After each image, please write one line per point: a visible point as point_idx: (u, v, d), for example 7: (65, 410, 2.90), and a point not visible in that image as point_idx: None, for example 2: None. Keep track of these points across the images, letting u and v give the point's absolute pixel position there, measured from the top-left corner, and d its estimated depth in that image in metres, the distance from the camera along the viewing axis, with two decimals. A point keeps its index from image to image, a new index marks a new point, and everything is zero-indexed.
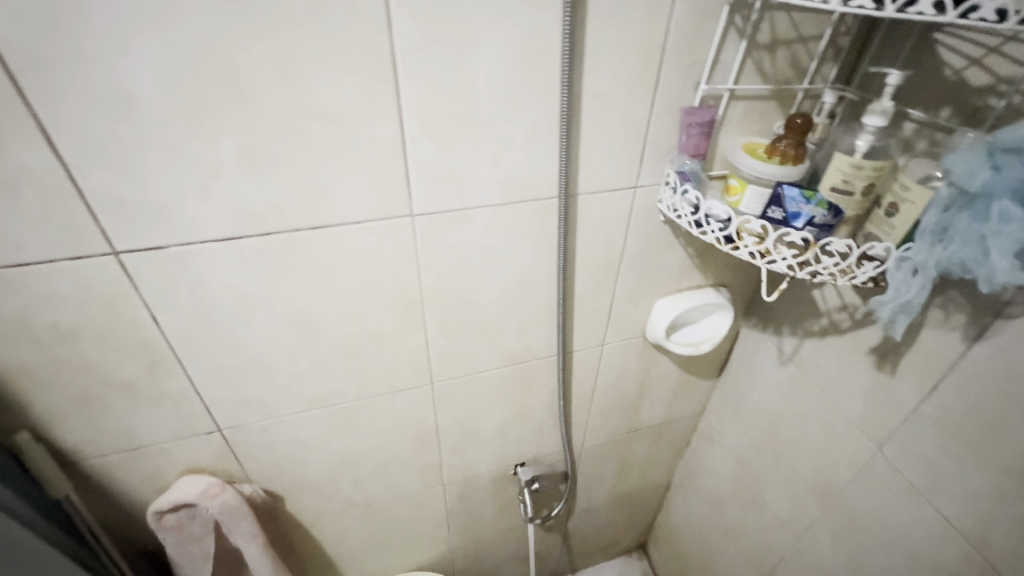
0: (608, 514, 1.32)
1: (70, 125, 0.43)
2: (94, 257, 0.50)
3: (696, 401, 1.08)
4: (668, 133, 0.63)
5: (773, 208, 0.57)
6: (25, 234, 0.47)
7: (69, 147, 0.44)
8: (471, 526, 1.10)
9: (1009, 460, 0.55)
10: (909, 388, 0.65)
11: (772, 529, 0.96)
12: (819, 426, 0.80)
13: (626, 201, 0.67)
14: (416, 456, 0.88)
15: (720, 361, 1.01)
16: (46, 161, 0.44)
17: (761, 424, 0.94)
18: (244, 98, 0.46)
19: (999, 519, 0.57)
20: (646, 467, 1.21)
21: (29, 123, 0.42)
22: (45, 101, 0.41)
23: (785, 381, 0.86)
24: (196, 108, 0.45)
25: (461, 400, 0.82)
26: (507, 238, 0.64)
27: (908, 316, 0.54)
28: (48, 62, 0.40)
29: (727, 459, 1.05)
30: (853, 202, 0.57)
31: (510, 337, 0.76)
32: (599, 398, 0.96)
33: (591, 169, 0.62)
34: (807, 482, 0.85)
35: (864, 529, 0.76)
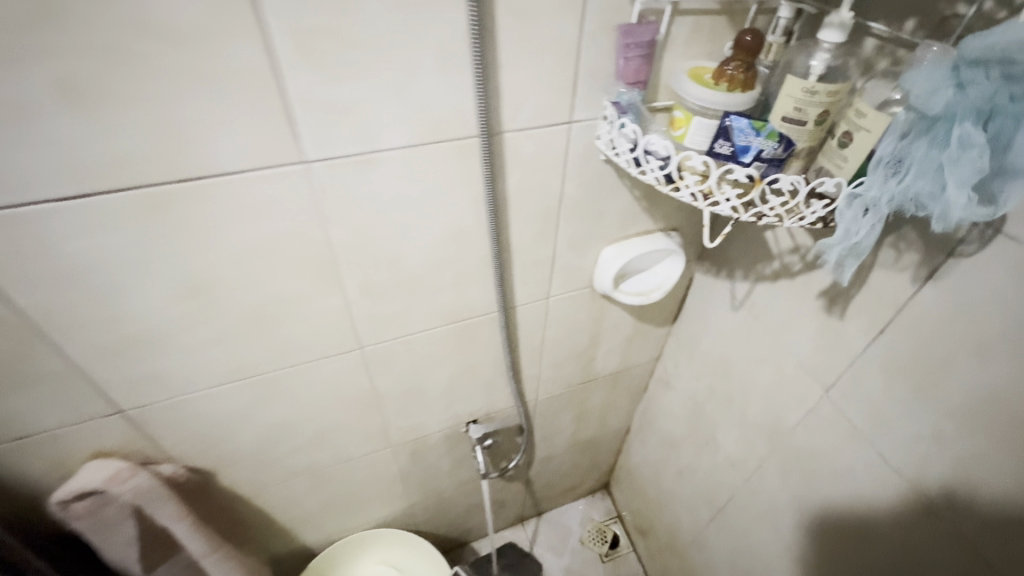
0: (569, 460, 1.33)
1: None
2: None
3: (651, 349, 1.06)
4: (605, 58, 0.54)
5: (719, 142, 0.51)
6: None
7: None
8: (428, 481, 1.08)
9: (952, 403, 0.53)
10: (857, 332, 0.62)
11: (722, 471, 0.96)
12: (769, 371, 0.78)
13: (560, 139, 0.59)
14: (357, 421, 0.84)
15: (675, 308, 0.98)
16: None
17: (714, 370, 0.92)
18: (45, 15, 0.35)
19: (935, 462, 0.56)
20: (604, 414, 1.21)
21: None
22: None
23: (737, 327, 0.84)
24: None
25: (398, 363, 0.77)
26: (425, 185, 0.56)
27: (857, 257, 0.49)
28: None
29: (682, 403, 1.05)
30: (806, 133, 0.51)
31: (444, 295, 0.70)
32: (550, 352, 0.92)
33: (516, 102, 0.53)
34: (756, 426, 0.84)
35: (806, 470, 0.75)
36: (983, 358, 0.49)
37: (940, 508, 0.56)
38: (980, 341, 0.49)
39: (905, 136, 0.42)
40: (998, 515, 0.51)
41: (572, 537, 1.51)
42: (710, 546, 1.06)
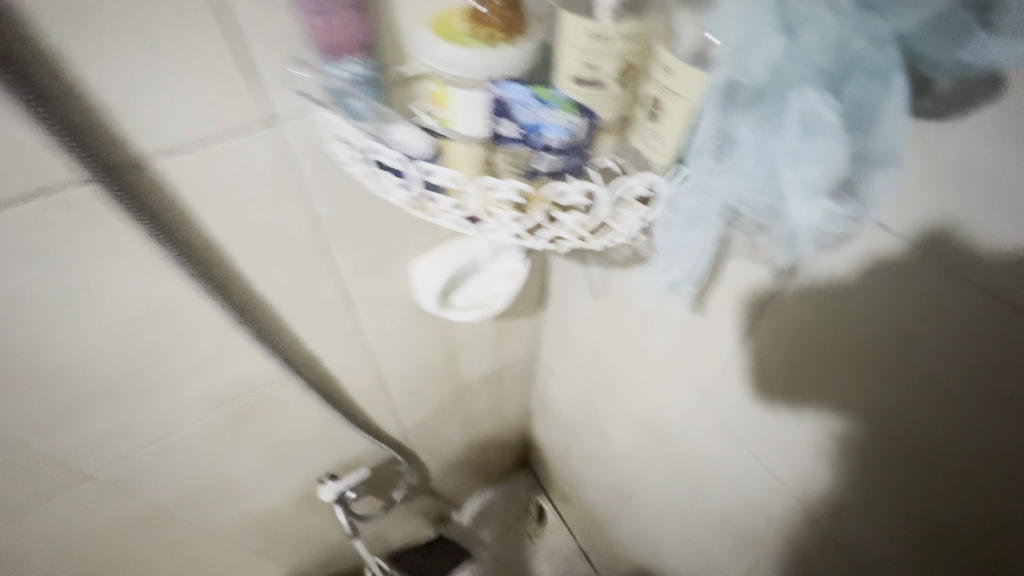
0: (473, 460, 1.21)
1: None
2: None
3: (528, 339, 0.92)
4: (279, 20, 0.34)
5: (503, 124, 0.35)
6: None
7: None
8: (303, 547, 0.91)
9: (832, 413, 0.44)
10: (723, 331, 0.50)
11: (621, 459, 0.87)
12: (642, 365, 0.67)
13: (269, 152, 0.40)
14: (151, 538, 0.64)
15: (541, 295, 0.83)
16: None
17: (590, 359, 0.80)
18: None
19: (822, 470, 0.49)
20: (495, 410, 1.08)
21: None
22: None
23: (603, 317, 0.70)
24: None
25: (169, 464, 0.58)
26: (48, 267, 0.37)
27: (693, 285, 0.39)
28: None
29: (570, 391, 0.94)
30: (609, 97, 0.35)
31: (193, 380, 0.51)
32: (396, 384, 0.75)
33: (137, 115, 0.33)
34: (641, 421, 0.74)
35: (697, 466, 0.67)
36: (851, 363, 0.41)
37: (836, 517, 0.50)
38: (857, 348, 0.39)
39: (728, 107, 0.27)
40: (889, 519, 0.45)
41: (500, 522, 1.43)
42: (625, 526, 1.00)
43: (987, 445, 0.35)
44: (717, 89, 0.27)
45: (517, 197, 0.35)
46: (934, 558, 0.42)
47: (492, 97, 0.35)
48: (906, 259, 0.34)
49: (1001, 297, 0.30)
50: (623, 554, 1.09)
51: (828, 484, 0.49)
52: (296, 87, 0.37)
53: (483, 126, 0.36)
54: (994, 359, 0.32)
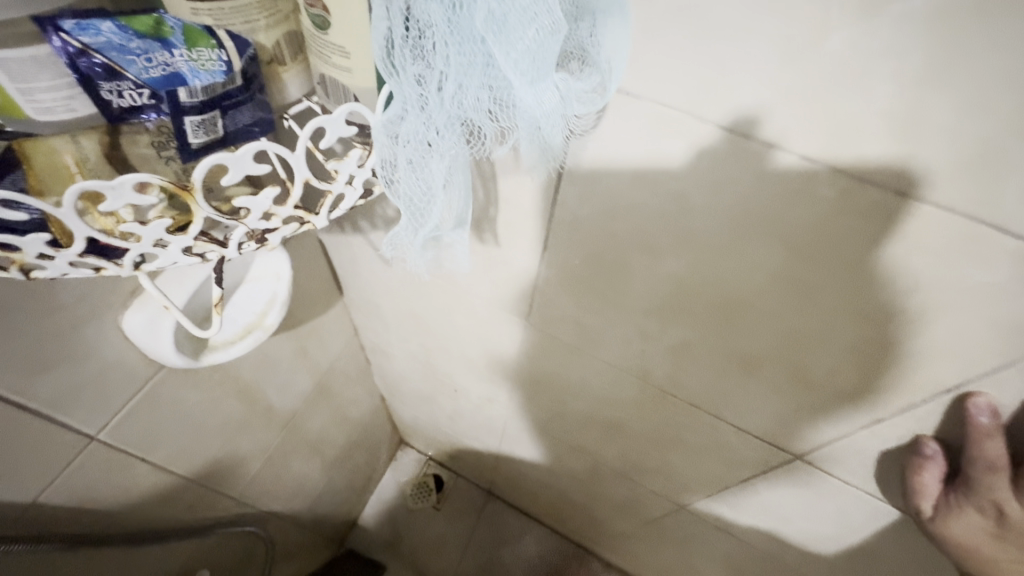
0: (346, 478, 1.07)
1: None
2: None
3: (341, 333, 0.79)
4: None
5: (111, 91, 0.23)
6: None
7: None
8: None
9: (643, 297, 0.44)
10: (519, 254, 0.46)
11: (484, 407, 0.84)
12: (461, 314, 0.61)
13: None
14: None
15: (331, 282, 0.70)
16: None
17: (413, 328, 0.71)
18: None
19: (658, 355, 0.49)
20: (344, 418, 0.95)
21: None
22: None
23: (403, 282, 0.61)
24: None
25: None
26: None
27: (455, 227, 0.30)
28: None
29: (411, 365, 0.85)
30: (250, 8, 0.24)
31: None
32: (184, 462, 0.58)
33: None
34: (485, 365, 0.70)
35: (550, 385, 0.65)
36: (644, 240, 0.38)
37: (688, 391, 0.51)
38: (655, 221, 0.36)
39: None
40: (722, 372, 0.46)
41: None
42: (513, 461, 0.99)
43: (766, 280, 0.36)
44: None
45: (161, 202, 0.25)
46: (766, 395, 0.46)
47: (61, 52, 0.22)
48: (673, 109, 0.29)
49: (742, 141, 0.29)
50: (521, 486, 1.09)
51: (667, 361, 0.49)
52: None
53: (79, 102, 0.23)
54: (746, 201, 0.32)
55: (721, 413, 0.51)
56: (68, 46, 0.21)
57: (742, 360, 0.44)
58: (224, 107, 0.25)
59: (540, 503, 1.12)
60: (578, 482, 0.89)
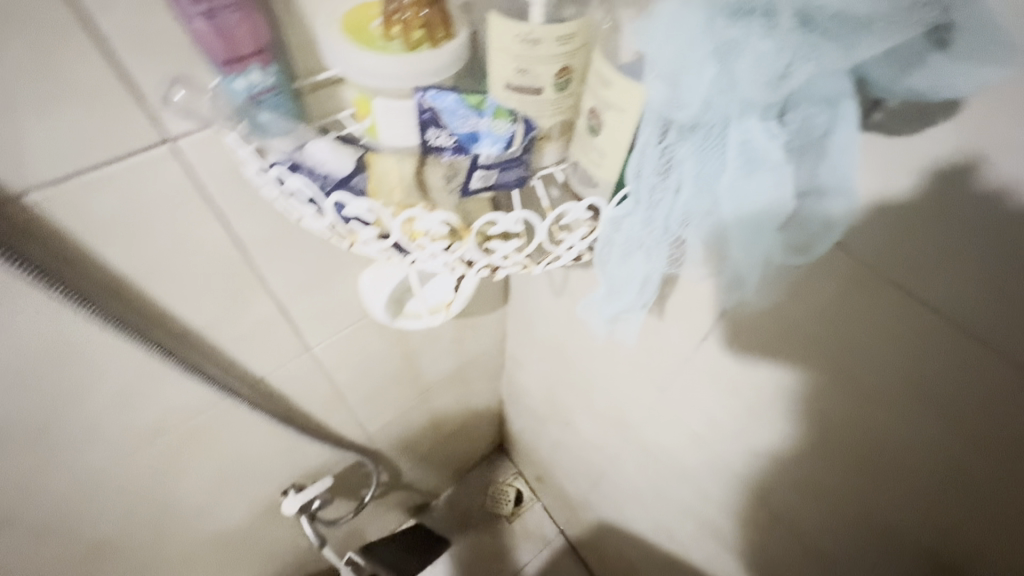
0: (445, 450, 1.19)
1: None
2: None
3: (491, 333, 0.90)
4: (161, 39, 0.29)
5: (433, 134, 0.33)
6: None
7: None
8: (274, 551, 0.90)
9: (790, 433, 0.44)
10: (680, 336, 0.48)
11: (589, 449, 0.87)
12: (603, 363, 0.65)
13: (170, 175, 0.35)
14: (108, 564, 0.62)
15: (501, 290, 0.80)
16: None
17: (553, 352, 0.78)
18: None
19: (789, 491, 0.49)
20: (464, 402, 1.06)
21: None
22: None
23: (563, 315, 0.68)
24: None
25: (112, 499, 0.55)
26: None
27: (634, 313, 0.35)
28: None
29: (538, 382, 0.92)
30: (546, 103, 0.32)
31: (119, 416, 0.47)
32: (353, 392, 0.72)
33: (9, 159, 0.29)
34: (607, 416, 0.73)
35: (663, 462, 0.66)
36: (811, 377, 0.39)
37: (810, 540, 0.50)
38: (834, 368, 0.36)
39: (666, 136, 0.26)
40: (852, 525, 0.44)
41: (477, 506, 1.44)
42: (597, 507, 1.01)
43: (937, 467, 0.34)
44: (659, 111, 0.25)
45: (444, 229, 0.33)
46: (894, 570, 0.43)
47: (417, 106, 0.32)
48: (888, 280, 0.30)
49: (953, 330, 0.29)
50: (597, 531, 1.11)
51: (796, 490, 0.48)
52: (191, 107, 0.32)
53: (412, 136, 0.34)
54: (940, 386, 0.31)
55: (838, 564, 0.48)
56: (426, 101, 0.31)
57: (879, 526, 0.42)
58: (500, 164, 0.33)
59: (609, 554, 1.13)
60: (654, 559, 0.88)
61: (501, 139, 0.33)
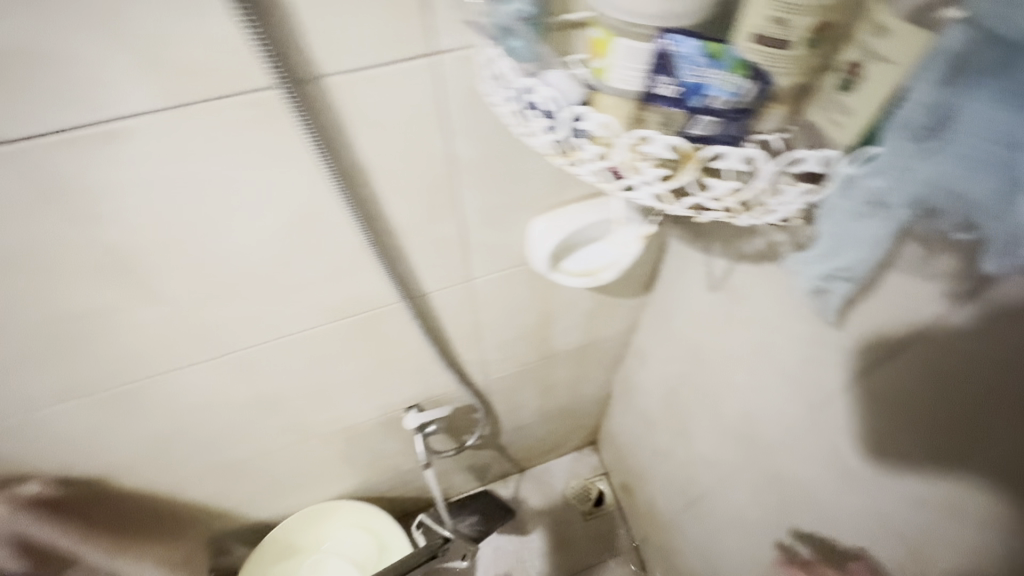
0: (544, 426, 1.21)
1: None
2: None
3: (624, 321, 0.90)
4: None
5: (660, 81, 0.33)
6: None
7: None
8: (380, 460, 1.00)
9: (916, 486, 0.43)
10: (861, 350, 0.44)
11: (696, 464, 0.83)
12: (747, 371, 0.62)
13: (426, 79, 0.40)
14: (268, 418, 0.73)
15: (648, 277, 0.80)
16: None
17: (687, 350, 0.75)
18: None
19: (891, 546, 0.48)
20: (575, 384, 1.06)
21: None
22: None
23: (714, 312, 0.66)
24: None
25: (289, 360, 0.64)
26: (220, 158, 0.41)
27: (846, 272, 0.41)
28: None
29: (659, 381, 0.90)
30: (791, 58, 0.31)
31: (319, 289, 0.55)
32: (489, 335, 0.77)
33: (327, 35, 0.35)
34: (732, 430, 0.69)
35: (789, 492, 0.60)
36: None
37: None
38: None
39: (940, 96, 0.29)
40: None
41: (555, 492, 1.45)
42: (684, 529, 0.96)
43: None
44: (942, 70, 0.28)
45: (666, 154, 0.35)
46: None
47: (657, 49, 0.33)
48: None
49: None
50: (676, 555, 1.06)
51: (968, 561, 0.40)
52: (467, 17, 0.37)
53: (637, 82, 0.34)
54: None
55: None
56: (668, 45, 0.32)
57: None
58: (721, 116, 0.33)
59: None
60: None
61: (727, 93, 0.33)
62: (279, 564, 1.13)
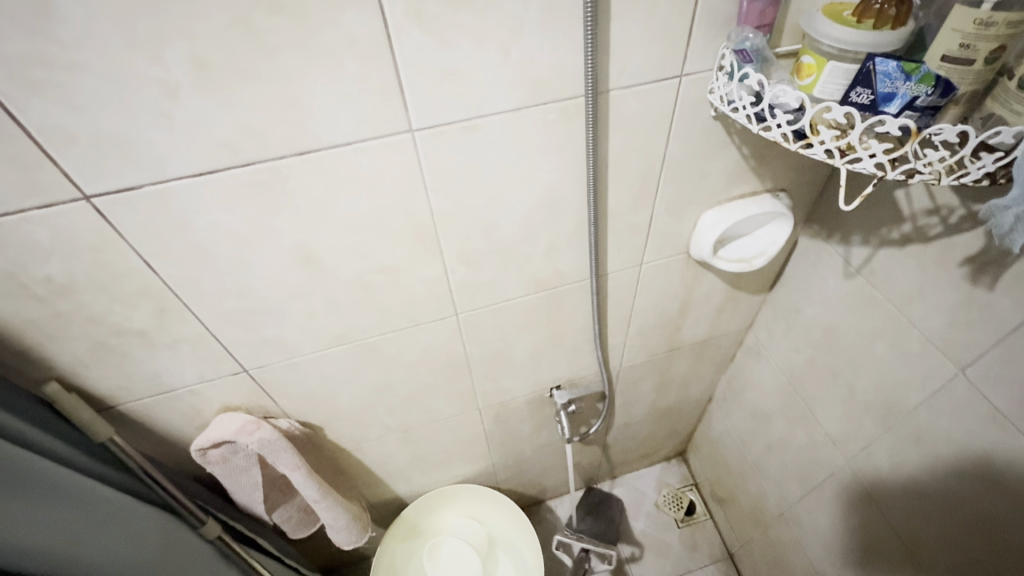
0: (648, 426, 1.30)
1: (46, 79, 0.38)
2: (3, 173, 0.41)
3: (743, 318, 1.00)
4: (723, 5, 0.49)
5: (860, 92, 0.45)
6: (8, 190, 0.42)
7: (11, 87, 0.37)
8: (510, 441, 1.11)
9: None
10: (1011, 305, 0.54)
11: (821, 448, 0.91)
12: (887, 345, 0.71)
13: (669, 94, 0.55)
14: (451, 383, 0.86)
15: (773, 275, 0.91)
16: None
17: (816, 338, 0.85)
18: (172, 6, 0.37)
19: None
20: (687, 382, 1.16)
21: None
22: (43, 67, 0.37)
23: (849, 297, 0.76)
24: (145, 25, 0.37)
25: (489, 327, 0.77)
26: (523, 149, 0.54)
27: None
28: (42, 28, 0.35)
29: (776, 374, 0.99)
30: (972, 73, 0.44)
31: (537, 262, 0.69)
32: (637, 319, 0.89)
33: (620, 60, 0.50)
34: (866, 405, 0.77)
35: (931, 452, 0.68)
36: None
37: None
38: None
39: None
40: None
41: (647, 499, 1.50)
42: (800, 520, 1.02)
43: None
44: None
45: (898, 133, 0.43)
46: None
47: (863, 70, 0.44)
48: None
49: None
50: (789, 551, 1.10)
51: None
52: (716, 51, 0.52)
53: (839, 91, 0.48)
54: None
55: None
56: (873, 66, 0.44)
57: None
58: (919, 111, 0.45)
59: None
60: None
61: (912, 100, 0.44)
62: (405, 542, 1.23)
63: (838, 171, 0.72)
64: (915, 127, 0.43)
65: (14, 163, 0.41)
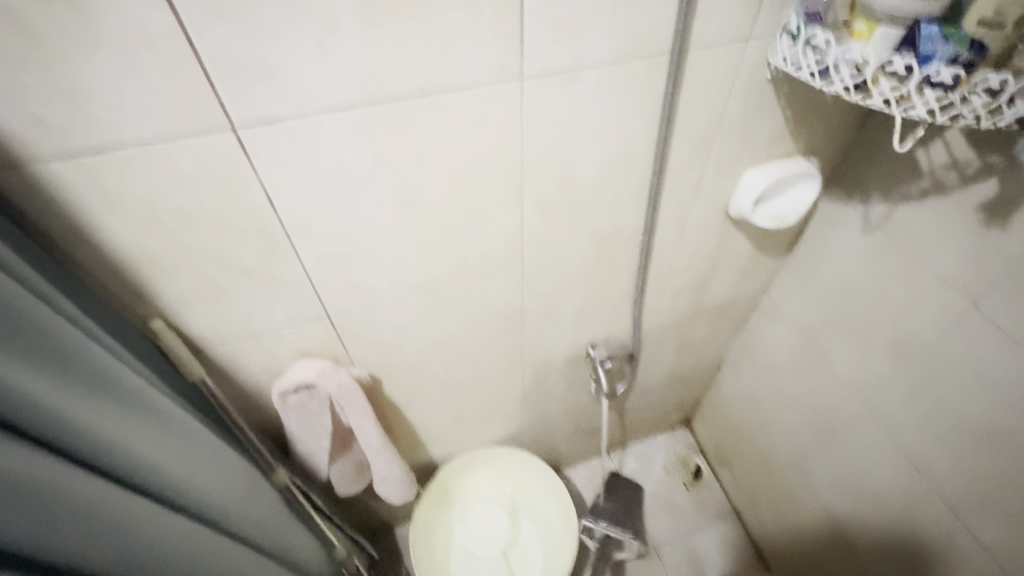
0: (663, 391, 1.37)
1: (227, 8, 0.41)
2: (167, 95, 0.44)
3: (761, 281, 1.09)
4: None
5: (903, 53, 0.53)
6: (168, 115, 0.45)
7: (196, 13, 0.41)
8: (542, 402, 1.16)
9: None
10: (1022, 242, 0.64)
11: (835, 394, 1.00)
12: (905, 292, 0.80)
13: (737, 55, 0.62)
14: (503, 338, 0.91)
15: (791, 238, 1.00)
16: (173, 39, 0.41)
17: (833, 292, 0.94)
18: None
19: None
20: (704, 345, 1.24)
21: (177, 29, 0.41)
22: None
23: (868, 251, 0.85)
24: None
25: (547, 279, 0.82)
26: (610, 100, 0.60)
27: None
28: None
29: (790, 331, 1.08)
30: (1001, 37, 0.51)
31: (600, 215, 0.75)
32: (672, 278, 0.95)
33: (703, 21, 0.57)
34: (882, 348, 0.87)
35: (945, 383, 0.77)
36: None
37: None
38: None
39: None
40: None
41: (657, 465, 1.58)
42: (812, 466, 1.11)
43: None
44: None
45: (950, 82, 0.51)
46: None
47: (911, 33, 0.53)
48: None
49: None
50: (798, 498, 1.20)
51: None
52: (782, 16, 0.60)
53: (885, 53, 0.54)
54: None
55: None
56: (919, 28, 0.52)
57: None
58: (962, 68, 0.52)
59: (805, 526, 1.20)
60: (882, 512, 0.96)
61: (953, 58, 0.52)
62: (435, 507, 1.27)
63: (861, 136, 0.81)
64: (965, 75, 0.51)
65: (180, 87, 0.44)
